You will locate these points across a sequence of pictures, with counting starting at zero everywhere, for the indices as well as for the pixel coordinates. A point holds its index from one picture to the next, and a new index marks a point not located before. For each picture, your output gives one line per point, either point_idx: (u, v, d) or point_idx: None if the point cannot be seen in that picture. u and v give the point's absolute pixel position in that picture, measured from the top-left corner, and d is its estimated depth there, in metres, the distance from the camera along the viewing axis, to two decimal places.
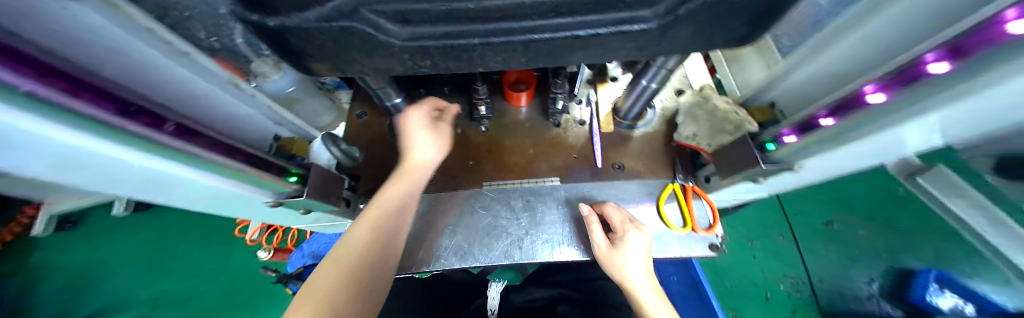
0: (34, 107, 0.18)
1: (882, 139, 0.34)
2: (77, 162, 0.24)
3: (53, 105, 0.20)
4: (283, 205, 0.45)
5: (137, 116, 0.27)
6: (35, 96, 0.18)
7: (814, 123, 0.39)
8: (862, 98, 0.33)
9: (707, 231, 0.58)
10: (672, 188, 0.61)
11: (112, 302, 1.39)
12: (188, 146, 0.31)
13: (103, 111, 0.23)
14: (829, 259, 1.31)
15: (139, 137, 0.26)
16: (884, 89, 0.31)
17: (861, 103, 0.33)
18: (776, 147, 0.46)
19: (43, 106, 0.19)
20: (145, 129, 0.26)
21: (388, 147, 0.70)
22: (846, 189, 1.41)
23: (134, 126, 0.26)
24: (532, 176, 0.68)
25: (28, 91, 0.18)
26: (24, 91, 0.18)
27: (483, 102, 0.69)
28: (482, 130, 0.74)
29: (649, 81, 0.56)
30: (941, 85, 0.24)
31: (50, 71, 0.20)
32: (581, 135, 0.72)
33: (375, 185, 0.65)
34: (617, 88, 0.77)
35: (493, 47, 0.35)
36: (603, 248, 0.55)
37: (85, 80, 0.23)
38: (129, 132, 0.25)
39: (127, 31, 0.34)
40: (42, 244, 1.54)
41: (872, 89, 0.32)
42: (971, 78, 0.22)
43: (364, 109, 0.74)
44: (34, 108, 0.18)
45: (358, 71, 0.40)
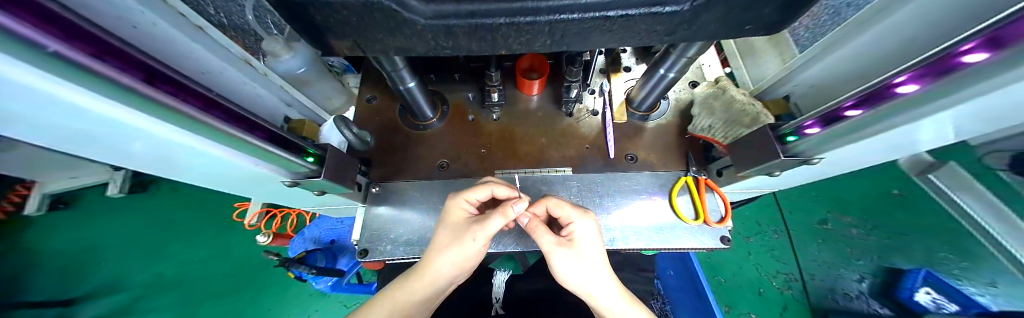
0: (54, 66, 0.18)
1: (906, 129, 0.33)
2: (85, 126, 0.23)
3: (79, 68, 0.19)
4: (300, 185, 0.45)
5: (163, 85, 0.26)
6: (65, 58, 0.18)
7: (839, 115, 0.38)
8: (895, 89, 0.31)
9: (719, 223, 0.58)
10: (684, 181, 0.62)
11: (115, 283, 1.40)
12: (216, 123, 0.30)
13: (132, 79, 0.22)
14: (826, 256, 1.33)
15: (166, 108, 0.25)
16: (917, 80, 0.29)
17: (894, 94, 0.31)
18: (795, 138, 0.44)
19: (67, 66, 0.18)
20: (175, 100, 0.26)
21: (399, 133, 0.69)
22: (847, 187, 1.43)
23: (164, 96, 0.25)
24: (544, 166, 0.68)
25: (52, 51, 0.17)
26: (47, 52, 0.16)
27: (495, 89, 0.68)
28: (493, 118, 0.73)
29: (666, 70, 0.56)
30: (979, 73, 0.24)
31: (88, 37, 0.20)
32: (593, 126, 0.71)
33: (387, 171, 0.65)
34: (630, 78, 0.76)
35: (519, 28, 0.34)
36: (557, 254, 0.48)
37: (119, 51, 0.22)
38: (155, 101, 0.24)
39: None
40: (45, 225, 1.55)
41: (905, 79, 0.30)
42: (1009, 68, 0.22)
43: (373, 93, 0.71)
44: (55, 67, 0.18)
45: (378, 51, 0.39)
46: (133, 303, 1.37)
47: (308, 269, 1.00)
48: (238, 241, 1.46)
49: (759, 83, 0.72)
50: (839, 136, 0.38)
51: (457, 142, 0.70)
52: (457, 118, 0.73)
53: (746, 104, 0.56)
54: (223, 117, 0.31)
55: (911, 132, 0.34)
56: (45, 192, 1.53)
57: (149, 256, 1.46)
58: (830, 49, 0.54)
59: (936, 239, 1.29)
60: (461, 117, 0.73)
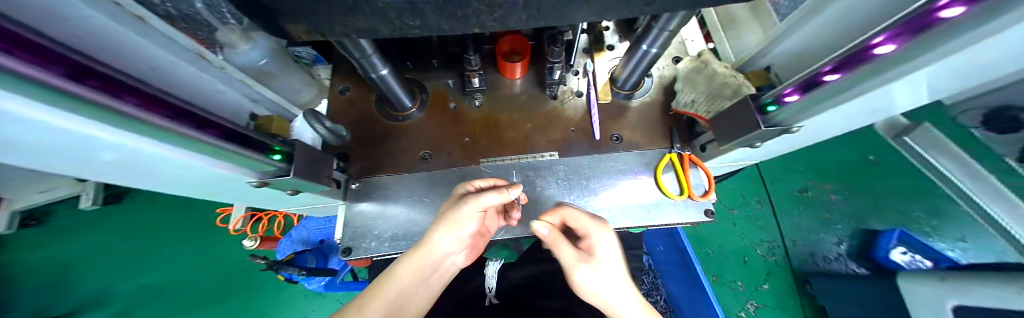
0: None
1: (883, 94, 0.33)
2: (19, 135, 0.21)
3: (21, 80, 0.16)
4: (268, 185, 0.43)
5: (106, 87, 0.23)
6: (14, 73, 0.15)
7: (818, 80, 0.37)
8: (872, 49, 0.31)
9: (703, 196, 0.59)
10: (669, 157, 0.62)
11: (96, 299, 1.35)
12: (168, 123, 0.27)
13: (71, 85, 0.19)
14: (805, 223, 1.40)
15: (116, 114, 0.23)
16: (894, 40, 0.29)
17: (871, 55, 0.31)
18: (775, 108, 0.44)
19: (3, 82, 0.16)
20: (119, 104, 0.23)
21: (377, 126, 0.66)
22: (826, 156, 1.48)
23: (110, 101, 0.22)
24: (530, 152, 0.66)
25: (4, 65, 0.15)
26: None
27: (475, 73, 0.65)
28: (475, 105, 0.71)
29: (649, 46, 0.54)
30: (953, 28, 0.23)
31: (22, 42, 0.17)
32: (578, 108, 0.70)
33: (366, 166, 0.62)
34: (614, 57, 0.74)
35: (491, 2, 0.32)
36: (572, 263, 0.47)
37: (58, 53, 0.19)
38: (104, 107, 0.22)
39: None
40: (12, 242, 1.46)
41: (883, 39, 0.30)
42: (985, 20, 0.21)
43: (346, 84, 0.68)
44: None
45: (340, 33, 0.36)
46: (117, 316, 1.32)
47: (298, 270, 0.98)
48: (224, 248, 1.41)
49: (741, 56, 0.71)
50: (817, 103, 0.38)
51: (438, 132, 0.67)
52: (438, 107, 0.70)
53: (728, 77, 0.55)
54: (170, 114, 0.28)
55: (885, 95, 0.34)
56: (11, 209, 1.44)
57: (129, 268, 1.40)
58: (810, 15, 0.53)
59: (904, 201, 1.36)
60: (442, 105, 0.70)
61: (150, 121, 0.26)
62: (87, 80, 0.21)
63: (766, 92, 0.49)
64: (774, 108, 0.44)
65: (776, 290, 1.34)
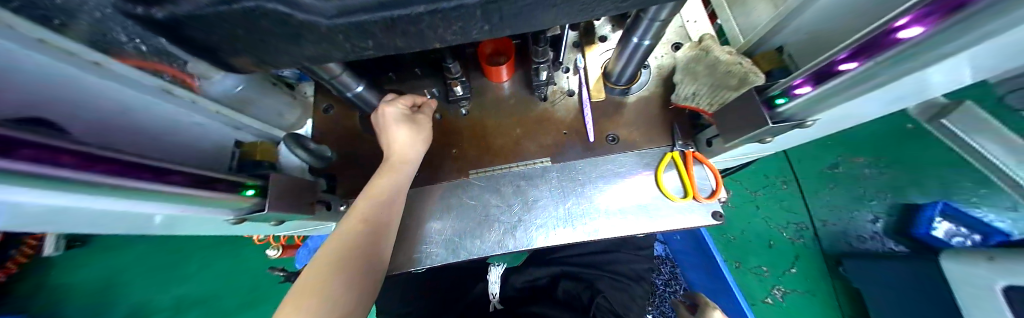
0: None
1: (914, 81, 0.28)
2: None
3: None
4: (247, 221, 0.43)
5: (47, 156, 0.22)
6: None
7: (833, 70, 0.32)
8: (896, 34, 0.25)
9: (709, 197, 0.54)
10: (671, 156, 0.57)
11: (141, 310, 1.47)
12: (118, 180, 0.26)
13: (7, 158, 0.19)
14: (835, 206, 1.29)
15: (53, 182, 0.22)
16: (921, 21, 0.23)
17: (895, 40, 0.26)
18: (785, 101, 0.39)
19: None
20: (62, 171, 0.22)
21: (362, 143, 0.65)
22: (859, 132, 1.34)
23: (55, 169, 0.22)
24: (519, 161, 0.63)
25: None
26: None
27: (458, 81, 0.63)
28: (462, 113, 0.68)
29: (640, 38, 0.49)
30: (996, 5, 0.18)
31: None
32: (570, 108, 0.66)
33: (354, 185, 0.62)
34: (606, 49, 0.69)
35: (444, 15, 0.28)
36: None
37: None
38: (49, 178, 0.21)
39: (19, 49, 0.29)
40: (65, 263, 1.60)
41: (907, 21, 0.24)
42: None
43: (329, 102, 0.68)
44: None
45: (292, 62, 0.34)
46: None
47: None
48: (247, 261, 1.49)
49: (750, 35, 0.64)
50: (834, 94, 0.33)
51: None
52: None
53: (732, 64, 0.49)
54: (119, 170, 0.27)
55: (917, 81, 0.29)
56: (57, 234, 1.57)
57: (167, 282, 1.51)
58: None
59: (951, 176, 1.22)
60: None
61: (100, 181, 0.25)
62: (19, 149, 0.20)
63: (776, 82, 0.43)
64: (784, 101, 0.39)
65: (803, 275, 1.26)
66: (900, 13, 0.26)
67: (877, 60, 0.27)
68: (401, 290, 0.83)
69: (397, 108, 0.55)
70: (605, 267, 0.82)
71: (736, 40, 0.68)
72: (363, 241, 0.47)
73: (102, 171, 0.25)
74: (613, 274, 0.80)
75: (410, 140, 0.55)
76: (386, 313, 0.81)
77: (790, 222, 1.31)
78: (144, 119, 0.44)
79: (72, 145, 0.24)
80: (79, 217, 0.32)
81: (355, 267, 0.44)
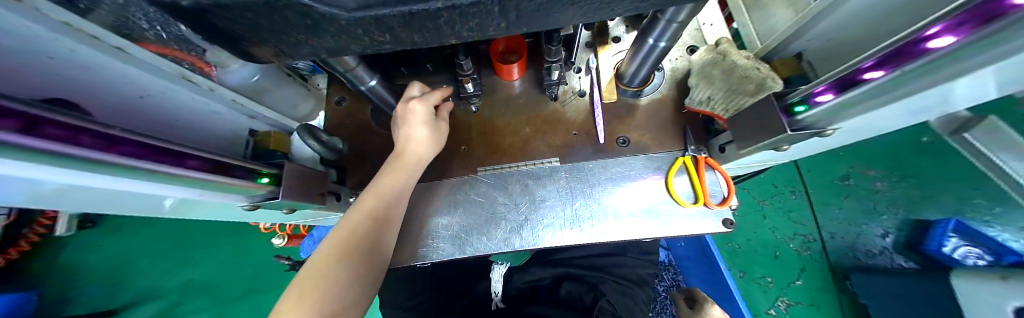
0: None
1: (944, 92, 0.27)
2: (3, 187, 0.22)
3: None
4: (260, 208, 0.43)
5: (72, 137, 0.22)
6: None
7: (858, 78, 0.31)
8: (927, 42, 0.25)
9: (720, 204, 0.53)
10: (683, 161, 0.56)
11: (151, 292, 1.52)
12: (138, 162, 0.27)
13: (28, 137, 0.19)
14: (847, 218, 1.26)
15: (81, 160, 0.23)
16: (955, 29, 0.23)
17: (925, 49, 0.25)
18: (805, 109, 0.38)
19: None
20: (86, 151, 0.23)
21: (372, 137, 0.65)
22: (875, 144, 1.31)
23: (79, 149, 0.22)
24: (527, 159, 0.62)
25: None
26: None
27: (469, 78, 0.63)
28: (471, 110, 0.68)
29: (656, 39, 0.48)
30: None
31: None
32: (581, 109, 0.65)
33: (364, 177, 0.62)
34: (619, 51, 0.68)
35: (462, 12, 0.28)
36: None
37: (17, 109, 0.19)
38: (72, 157, 0.22)
39: (47, 32, 0.29)
40: (79, 242, 1.65)
41: (939, 30, 0.24)
42: None
43: (342, 94, 0.69)
44: None
45: (309, 53, 0.34)
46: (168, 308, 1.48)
47: None
48: (254, 248, 1.52)
49: (769, 39, 0.62)
50: (859, 103, 0.32)
51: None
52: None
53: (749, 69, 0.48)
54: (139, 154, 0.27)
55: (948, 92, 0.28)
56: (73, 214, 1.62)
57: (175, 266, 1.55)
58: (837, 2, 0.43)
59: (967, 191, 1.19)
60: None
61: (121, 162, 0.25)
62: (48, 132, 0.21)
63: (797, 88, 0.42)
64: (805, 108, 0.38)
65: (810, 287, 1.23)
66: (932, 21, 0.26)
67: (907, 69, 0.27)
68: (401, 284, 0.83)
69: (425, 106, 0.54)
70: (610, 271, 0.81)
71: (753, 45, 0.67)
72: (361, 237, 0.46)
73: (122, 153, 0.26)
74: (617, 278, 0.79)
75: (429, 139, 0.54)
76: (389, 306, 0.81)
77: (799, 233, 1.28)
78: (163, 104, 0.45)
79: (98, 126, 0.25)
80: (103, 200, 0.33)
81: (356, 260, 0.45)
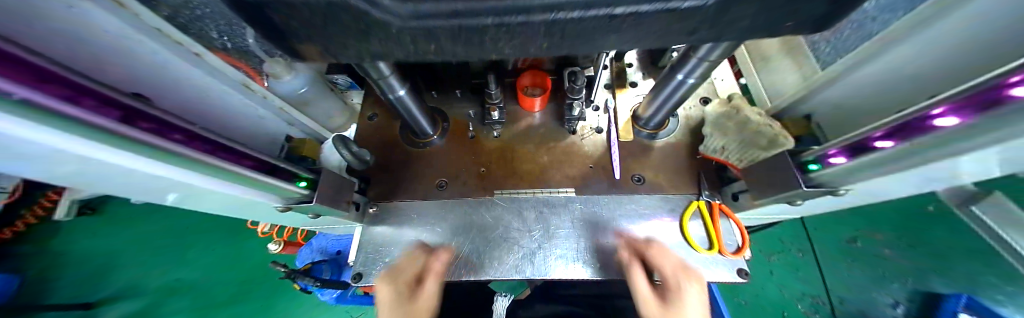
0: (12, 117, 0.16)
1: (957, 164, 0.29)
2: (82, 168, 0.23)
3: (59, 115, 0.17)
4: (291, 210, 0.45)
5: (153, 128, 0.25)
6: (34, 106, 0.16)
7: (870, 145, 0.34)
8: (933, 121, 0.27)
9: (734, 253, 0.53)
10: (697, 205, 0.58)
11: (132, 288, 1.45)
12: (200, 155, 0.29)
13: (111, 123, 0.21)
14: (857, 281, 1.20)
15: (156, 149, 0.25)
16: (958, 113, 0.25)
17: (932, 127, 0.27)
18: (819, 167, 0.41)
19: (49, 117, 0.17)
20: (161, 140, 0.25)
21: (398, 152, 0.68)
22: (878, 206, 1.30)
23: (157, 139, 0.24)
24: (545, 186, 0.64)
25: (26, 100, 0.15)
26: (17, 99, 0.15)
27: (496, 107, 0.67)
28: (493, 135, 0.71)
29: (685, 75, 0.51)
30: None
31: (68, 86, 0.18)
32: (598, 144, 0.68)
33: (384, 190, 0.64)
34: (636, 94, 0.73)
35: (512, 31, 0.27)
36: None
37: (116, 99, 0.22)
38: (150, 145, 0.24)
39: None
40: (71, 229, 1.62)
41: (944, 110, 0.26)
42: None
43: (375, 111, 0.73)
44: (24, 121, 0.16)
45: (353, 56, 0.33)
46: (146, 307, 1.40)
47: (308, 283, 0.98)
48: (251, 249, 1.49)
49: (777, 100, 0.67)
50: (875, 167, 0.34)
51: (454, 160, 0.68)
52: (458, 136, 0.72)
53: (763, 125, 0.52)
54: (204, 149, 0.30)
55: (960, 165, 0.30)
56: (75, 198, 1.61)
57: (165, 262, 1.51)
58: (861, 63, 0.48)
59: (977, 267, 1.14)
60: (460, 134, 0.72)
61: (187, 155, 0.27)
62: (139, 121, 0.23)
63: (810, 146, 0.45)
64: (819, 167, 0.41)
65: None
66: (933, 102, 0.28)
67: (915, 142, 0.29)
68: None
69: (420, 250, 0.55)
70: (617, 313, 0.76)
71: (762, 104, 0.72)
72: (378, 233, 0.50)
73: (190, 146, 0.28)
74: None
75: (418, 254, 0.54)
76: None
77: (807, 291, 1.22)
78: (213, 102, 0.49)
79: (178, 120, 0.27)
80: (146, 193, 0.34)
81: None
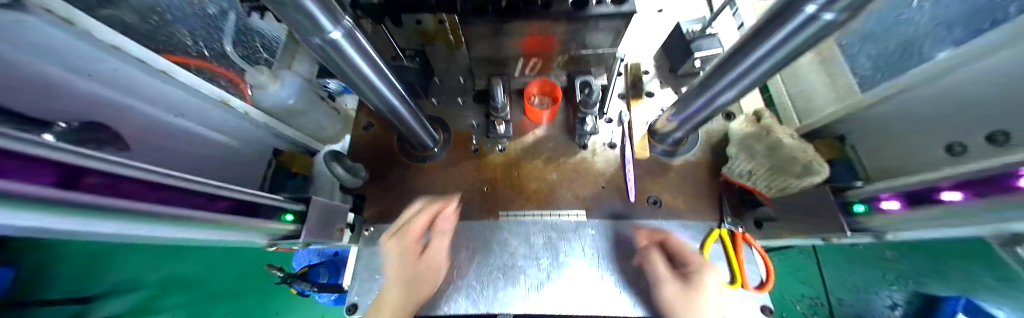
0: None
1: None
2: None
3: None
4: (279, 245, 0.40)
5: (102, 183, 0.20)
6: None
7: (931, 194, 0.30)
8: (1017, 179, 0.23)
9: (758, 289, 0.49)
10: (718, 233, 0.54)
11: None
12: (162, 207, 0.24)
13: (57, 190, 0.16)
14: (852, 278, 0.82)
15: (111, 209, 0.20)
16: None
17: (1015, 186, 0.23)
18: (867, 208, 0.37)
19: None
20: (114, 200, 0.20)
21: (395, 167, 0.64)
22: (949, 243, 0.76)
23: (106, 199, 0.20)
24: (553, 208, 0.59)
25: None
26: None
27: (502, 120, 0.63)
28: (498, 149, 0.66)
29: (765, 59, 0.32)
30: None
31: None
32: (610, 160, 0.64)
33: (381, 209, 0.60)
34: (653, 106, 0.68)
35: None
36: None
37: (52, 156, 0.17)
38: (97, 207, 0.19)
39: None
40: None
41: None
42: None
43: (371, 120, 0.68)
44: None
45: None
46: None
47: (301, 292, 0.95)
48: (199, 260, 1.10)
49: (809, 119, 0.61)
50: (940, 219, 0.30)
51: (457, 177, 0.63)
52: (460, 149, 0.66)
53: (795, 151, 0.46)
54: (171, 198, 0.25)
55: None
56: None
57: None
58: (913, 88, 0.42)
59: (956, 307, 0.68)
60: (462, 147, 0.67)
61: (147, 209, 0.23)
62: (84, 181, 0.18)
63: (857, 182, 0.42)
64: (866, 208, 0.37)
65: None
66: (1019, 159, 0.24)
67: (992, 199, 0.25)
68: None
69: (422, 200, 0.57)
70: None
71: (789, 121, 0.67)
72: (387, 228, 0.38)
73: (150, 199, 0.23)
74: None
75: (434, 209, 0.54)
76: None
77: (804, 291, 0.86)
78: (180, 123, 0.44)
79: (135, 167, 0.22)
80: None
81: None
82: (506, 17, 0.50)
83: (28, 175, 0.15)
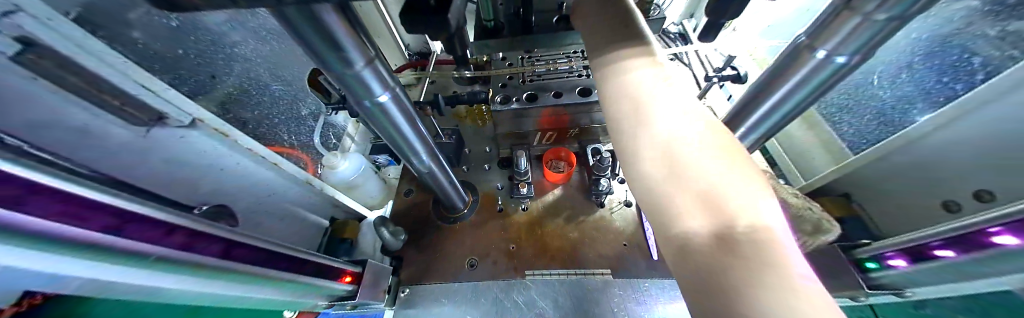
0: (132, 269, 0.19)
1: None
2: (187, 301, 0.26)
3: (170, 258, 0.21)
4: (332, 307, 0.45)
5: (239, 252, 0.28)
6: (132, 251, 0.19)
7: (930, 252, 0.35)
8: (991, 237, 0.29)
9: None
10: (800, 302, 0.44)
11: None
12: (268, 270, 0.31)
13: (210, 256, 0.24)
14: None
15: (247, 273, 0.28)
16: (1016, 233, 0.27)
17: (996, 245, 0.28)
18: (878, 266, 0.42)
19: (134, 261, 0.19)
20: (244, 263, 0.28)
21: (430, 227, 0.72)
22: None
23: (242, 263, 0.28)
24: (579, 268, 0.62)
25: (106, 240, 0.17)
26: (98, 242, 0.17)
27: (524, 183, 0.74)
28: (522, 207, 0.73)
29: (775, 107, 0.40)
30: None
31: (178, 228, 0.22)
32: (629, 219, 0.68)
33: (417, 270, 0.65)
34: None
35: None
36: None
37: (210, 229, 0.25)
38: (234, 270, 0.27)
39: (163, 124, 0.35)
40: None
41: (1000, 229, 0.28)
42: None
43: (411, 187, 0.80)
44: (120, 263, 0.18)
45: None
46: None
47: None
48: None
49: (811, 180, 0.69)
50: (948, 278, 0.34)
51: (484, 237, 0.69)
52: (487, 211, 0.74)
53: (802, 210, 0.53)
54: (269, 262, 0.32)
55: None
56: None
57: None
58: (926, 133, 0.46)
59: None
60: (488, 207, 0.74)
61: (258, 271, 0.29)
62: (234, 250, 0.27)
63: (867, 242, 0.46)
64: (878, 265, 0.42)
65: None
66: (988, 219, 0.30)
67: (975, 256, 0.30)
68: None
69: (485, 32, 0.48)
70: None
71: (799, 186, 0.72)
72: None
73: (232, 256, 0.27)
74: None
75: None
76: None
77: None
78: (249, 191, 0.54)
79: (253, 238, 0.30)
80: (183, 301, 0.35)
81: None
82: (526, 104, 0.64)
83: (181, 242, 0.22)
